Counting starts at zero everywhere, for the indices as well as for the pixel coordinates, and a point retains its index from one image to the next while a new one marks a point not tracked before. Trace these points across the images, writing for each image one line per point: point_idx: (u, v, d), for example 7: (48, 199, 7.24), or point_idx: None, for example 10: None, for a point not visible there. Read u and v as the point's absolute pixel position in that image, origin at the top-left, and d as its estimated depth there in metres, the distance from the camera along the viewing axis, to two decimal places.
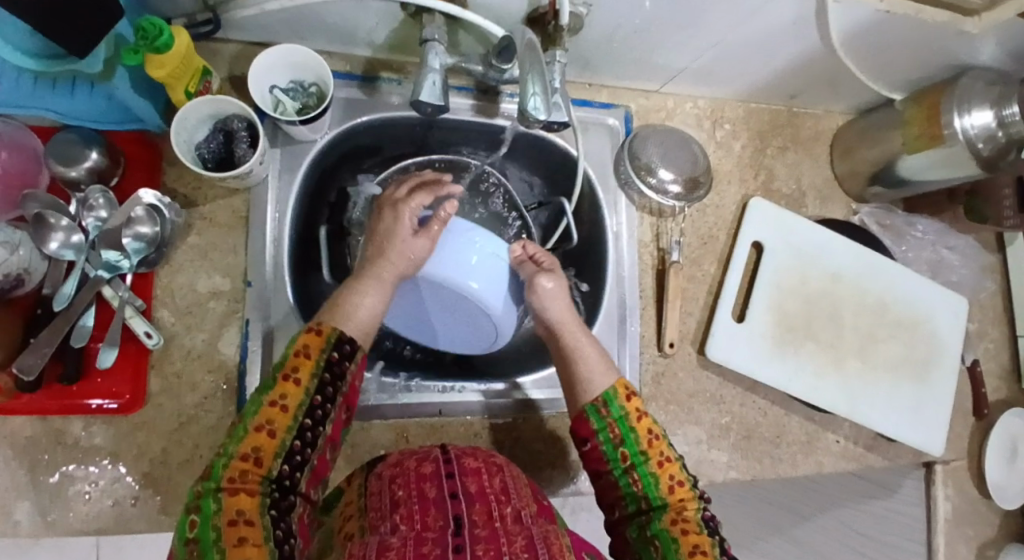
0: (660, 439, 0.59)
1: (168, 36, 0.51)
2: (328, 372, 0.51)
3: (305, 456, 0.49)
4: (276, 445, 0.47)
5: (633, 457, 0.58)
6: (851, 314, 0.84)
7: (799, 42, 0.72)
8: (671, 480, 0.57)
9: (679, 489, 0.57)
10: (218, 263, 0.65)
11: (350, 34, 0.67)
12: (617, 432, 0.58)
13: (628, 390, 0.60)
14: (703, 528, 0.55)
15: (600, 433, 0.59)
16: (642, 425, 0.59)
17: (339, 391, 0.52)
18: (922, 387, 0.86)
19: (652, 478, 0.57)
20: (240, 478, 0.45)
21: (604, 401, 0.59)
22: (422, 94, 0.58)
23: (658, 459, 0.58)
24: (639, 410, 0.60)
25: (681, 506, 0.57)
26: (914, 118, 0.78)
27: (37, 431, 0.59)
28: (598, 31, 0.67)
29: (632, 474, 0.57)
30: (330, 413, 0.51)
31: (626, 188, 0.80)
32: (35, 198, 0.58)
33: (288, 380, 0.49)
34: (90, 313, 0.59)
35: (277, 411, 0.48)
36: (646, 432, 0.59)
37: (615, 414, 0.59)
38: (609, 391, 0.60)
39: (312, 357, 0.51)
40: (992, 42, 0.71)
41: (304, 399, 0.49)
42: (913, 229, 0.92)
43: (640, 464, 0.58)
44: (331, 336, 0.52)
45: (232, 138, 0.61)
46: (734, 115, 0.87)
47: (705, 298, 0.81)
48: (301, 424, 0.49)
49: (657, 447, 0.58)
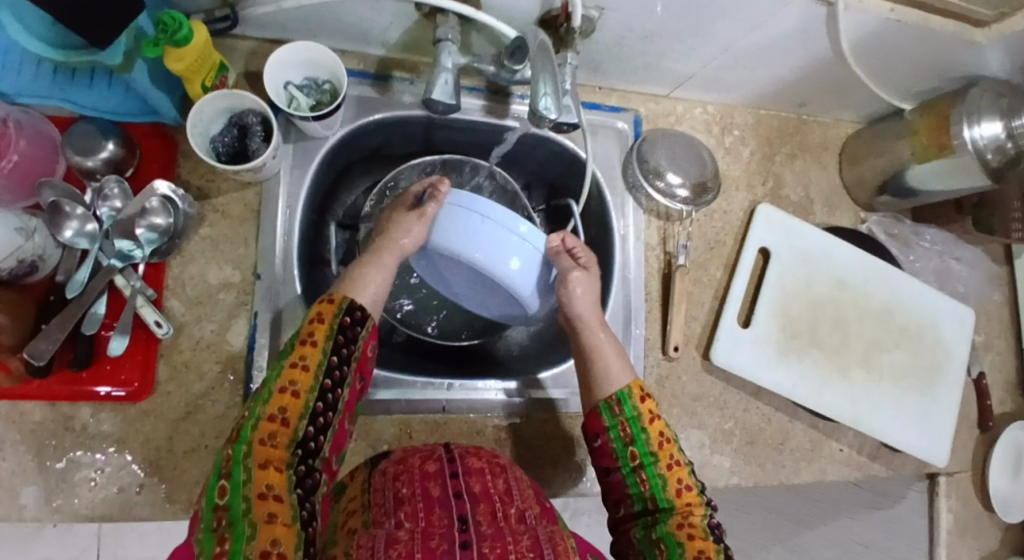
0: (670, 442, 0.60)
1: (187, 30, 0.52)
2: (342, 337, 0.52)
3: (326, 420, 0.50)
4: (302, 405, 0.49)
5: (642, 457, 0.58)
6: (857, 322, 0.84)
7: (810, 50, 0.72)
8: (679, 483, 0.58)
9: (686, 493, 0.58)
10: (229, 255, 0.66)
11: (365, 32, 0.67)
12: (629, 431, 0.59)
13: (642, 391, 0.61)
14: (708, 534, 0.55)
15: (611, 430, 0.59)
16: (654, 427, 0.59)
17: (352, 355, 0.53)
18: (927, 397, 0.86)
19: (660, 480, 0.58)
20: (269, 439, 0.46)
21: (618, 399, 0.60)
22: (434, 93, 0.59)
23: (667, 461, 0.58)
24: (653, 411, 0.60)
25: (688, 511, 0.57)
26: (923, 128, 0.78)
27: (46, 416, 0.60)
28: (609, 35, 0.68)
29: (640, 474, 0.58)
30: (346, 375, 0.52)
31: (634, 191, 0.80)
32: (51, 186, 0.60)
33: (305, 344, 0.51)
34: (102, 301, 0.60)
35: (300, 371, 0.49)
36: (658, 434, 0.59)
37: (628, 413, 0.59)
38: (623, 390, 0.60)
39: (326, 322, 0.52)
40: (1002, 54, 0.72)
41: (323, 359, 0.51)
42: (920, 239, 0.92)
43: (649, 465, 0.58)
44: (342, 303, 0.53)
45: (246, 133, 0.62)
46: (743, 121, 0.87)
47: (710, 303, 0.81)
48: (320, 387, 0.50)
49: (667, 449, 0.59)
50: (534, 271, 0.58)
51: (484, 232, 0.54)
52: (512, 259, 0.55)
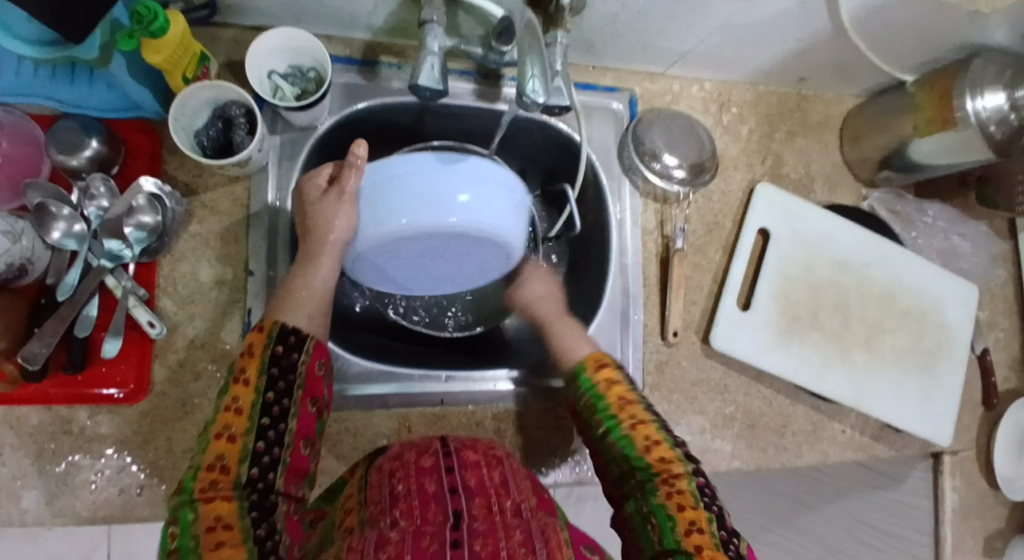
0: (632, 404, 0.58)
1: (162, 21, 0.50)
2: (276, 368, 0.50)
3: (275, 456, 0.49)
4: (240, 449, 0.47)
5: (607, 424, 0.58)
6: (858, 303, 0.83)
7: (808, 25, 0.70)
8: (647, 442, 0.56)
9: (659, 450, 0.56)
10: (219, 251, 0.65)
11: (349, 17, 0.66)
12: (589, 401, 0.59)
13: (599, 361, 0.61)
14: (697, 499, 0.53)
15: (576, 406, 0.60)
16: (614, 392, 0.59)
17: (295, 384, 0.51)
18: (931, 376, 0.85)
19: (632, 446, 0.56)
20: (211, 486, 0.45)
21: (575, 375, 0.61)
22: (421, 78, 0.56)
23: (630, 421, 0.57)
24: (611, 378, 0.60)
25: (670, 475, 0.54)
26: (925, 102, 0.76)
27: (43, 419, 0.60)
28: (601, 14, 0.66)
29: (608, 438, 0.57)
30: (288, 407, 0.50)
31: (631, 174, 0.79)
32: (37, 187, 0.59)
33: (237, 383, 0.49)
34: (95, 302, 0.59)
35: (232, 415, 0.48)
36: (619, 398, 0.58)
37: (586, 385, 0.60)
38: (580, 364, 0.61)
39: (256, 355, 0.50)
40: (1005, 24, 0.70)
41: (257, 398, 0.49)
42: (923, 215, 0.91)
43: (615, 432, 0.57)
44: (274, 330, 0.52)
45: (231, 125, 0.61)
46: (741, 98, 0.85)
47: (710, 286, 0.80)
48: (259, 425, 0.48)
49: (630, 409, 0.58)
50: (504, 210, 0.54)
51: (446, 180, 0.51)
52: (467, 202, 0.52)
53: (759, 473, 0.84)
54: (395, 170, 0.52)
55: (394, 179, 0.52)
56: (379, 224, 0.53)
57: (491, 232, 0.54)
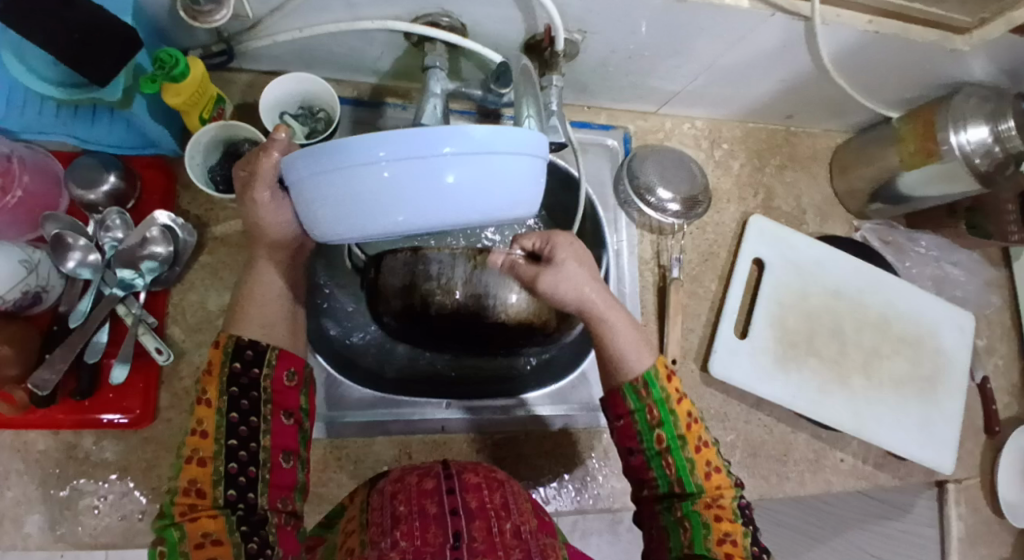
0: (697, 423, 0.58)
1: (184, 65, 0.54)
2: (235, 387, 0.50)
3: (252, 475, 0.49)
4: (211, 473, 0.48)
5: (669, 440, 0.56)
6: (853, 331, 0.84)
7: (791, 65, 0.73)
8: (708, 467, 0.56)
9: (717, 476, 0.56)
10: (228, 281, 0.68)
11: (357, 63, 0.70)
12: (655, 413, 0.57)
13: (669, 371, 0.58)
14: (737, 514, 0.54)
15: (636, 413, 0.57)
16: (682, 409, 0.57)
17: (262, 399, 0.51)
18: (930, 405, 0.85)
19: (690, 468, 0.56)
20: (190, 510, 0.47)
21: (645, 382, 0.57)
22: (424, 118, 0.59)
23: (695, 443, 0.56)
24: (681, 391, 0.58)
25: (719, 493, 0.55)
26: (909, 135, 0.79)
27: (49, 445, 0.61)
28: (594, 56, 0.70)
29: (667, 457, 0.56)
30: (257, 424, 0.50)
31: (626, 207, 0.81)
32: (55, 219, 0.61)
33: (201, 405, 0.50)
34: (105, 329, 0.61)
35: (199, 438, 0.49)
36: (685, 416, 0.57)
37: (656, 396, 0.57)
38: (649, 372, 0.57)
39: (215, 374, 0.51)
40: (986, 59, 0.73)
41: (220, 420, 0.49)
42: (915, 245, 0.92)
43: (676, 449, 0.56)
44: (229, 346, 0.52)
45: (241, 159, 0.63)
46: (731, 134, 0.89)
47: (706, 315, 0.81)
48: (227, 447, 0.49)
49: (695, 431, 0.57)
50: (513, 184, 0.42)
51: (422, 147, 0.37)
52: (455, 185, 0.39)
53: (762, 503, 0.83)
54: (350, 144, 0.37)
55: (358, 156, 0.38)
56: (360, 210, 0.40)
57: (503, 192, 0.42)
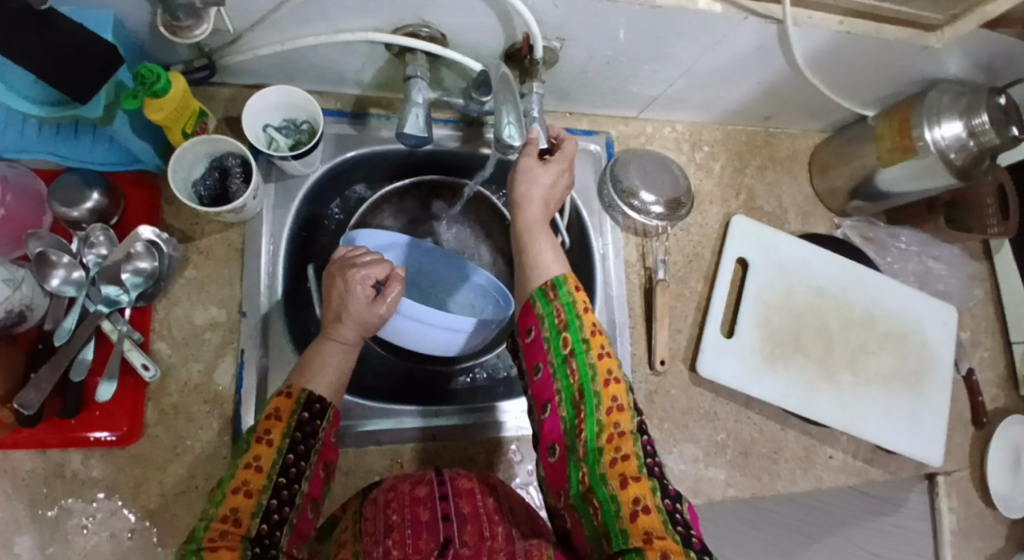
0: (602, 333, 0.55)
1: (165, 82, 0.53)
2: (299, 433, 0.54)
3: (283, 515, 0.51)
4: (253, 505, 0.50)
5: (574, 344, 0.54)
6: (839, 327, 0.85)
7: (768, 67, 0.75)
8: (613, 402, 0.52)
9: (618, 415, 0.51)
10: (214, 295, 0.67)
11: (339, 74, 0.70)
12: (562, 317, 0.55)
13: (576, 284, 0.57)
14: (643, 470, 0.48)
15: (544, 319, 0.55)
16: (587, 316, 0.55)
17: (313, 449, 0.54)
18: (918, 397, 0.86)
19: (591, 391, 0.52)
20: (220, 537, 0.47)
21: (553, 286, 0.56)
22: (406, 126, 0.61)
23: (599, 351, 0.53)
24: (588, 303, 0.56)
25: (619, 441, 0.50)
26: (885, 133, 0.81)
27: (36, 465, 0.60)
28: (574, 63, 0.71)
29: (571, 363, 0.53)
30: (304, 471, 0.53)
31: (611, 211, 0.82)
32: (38, 238, 0.60)
33: (260, 442, 0.52)
34: (90, 346, 0.61)
35: (252, 472, 0.51)
36: (591, 322, 0.55)
37: (563, 299, 0.55)
38: (558, 277, 0.57)
39: (282, 419, 0.53)
40: (957, 55, 0.74)
41: (277, 459, 0.52)
42: (896, 241, 0.93)
43: (580, 353, 0.53)
44: (300, 396, 0.55)
45: (226, 175, 0.64)
46: (711, 137, 0.90)
47: (693, 315, 0.82)
48: (275, 484, 0.51)
49: (599, 337, 0.54)
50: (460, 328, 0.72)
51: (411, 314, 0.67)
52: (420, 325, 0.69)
53: (757, 502, 0.83)
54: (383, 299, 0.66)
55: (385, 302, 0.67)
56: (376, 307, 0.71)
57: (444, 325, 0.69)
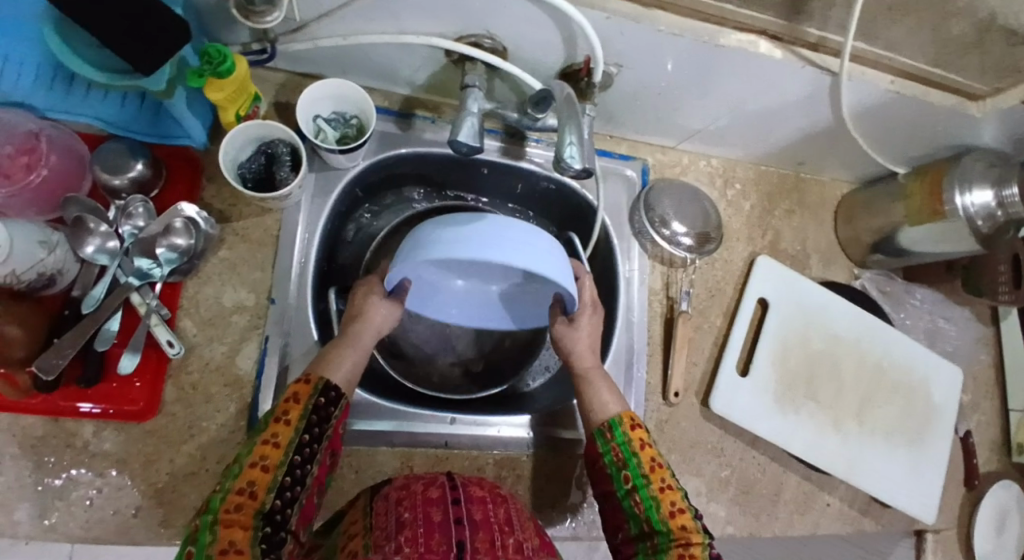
0: (662, 466, 0.59)
1: (231, 63, 0.54)
2: (315, 416, 0.54)
3: (295, 494, 0.51)
4: (269, 480, 0.49)
5: (634, 480, 0.58)
6: (850, 375, 0.86)
7: (813, 115, 0.76)
8: (683, 528, 0.56)
9: (688, 532, 0.55)
10: (245, 279, 0.67)
11: (392, 73, 0.70)
12: (620, 455, 0.60)
13: (634, 420, 0.62)
14: None
15: (604, 455, 0.61)
16: (645, 452, 0.60)
17: (325, 434, 0.54)
18: (918, 453, 0.87)
19: (657, 512, 0.57)
20: (236, 510, 0.46)
21: (609, 426, 0.61)
22: (460, 134, 0.61)
23: (659, 483, 0.58)
24: (644, 438, 0.61)
25: (686, 540, 0.55)
26: (915, 191, 0.83)
27: (47, 430, 0.60)
28: (624, 90, 0.72)
29: (634, 496, 0.58)
30: (316, 454, 0.53)
31: (640, 237, 0.82)
32: (76, 202, 0.60)
33: (279, 421, 0.52)
34: (117, 318, 0.60)
35: (270, 448, 0.50)
36: (649, 458, 0.59)
37: (619, 439, 0.60)
38: (614, 418, 0.62)
39: (300, 402, 0.53)
40: (996, 125, 0.76)
41: (293, 438, 0.52)
42: (911, 297, 0.95)
43: (641, 487, 0.58)
44: (319, 383, 0.55)
45: (274, 161, 0.63)
46: (744, 175, 0.91)
47: (710, 349, 0.82)
48: (290, 462, 0.51)
49: (659, 472, 0.58)
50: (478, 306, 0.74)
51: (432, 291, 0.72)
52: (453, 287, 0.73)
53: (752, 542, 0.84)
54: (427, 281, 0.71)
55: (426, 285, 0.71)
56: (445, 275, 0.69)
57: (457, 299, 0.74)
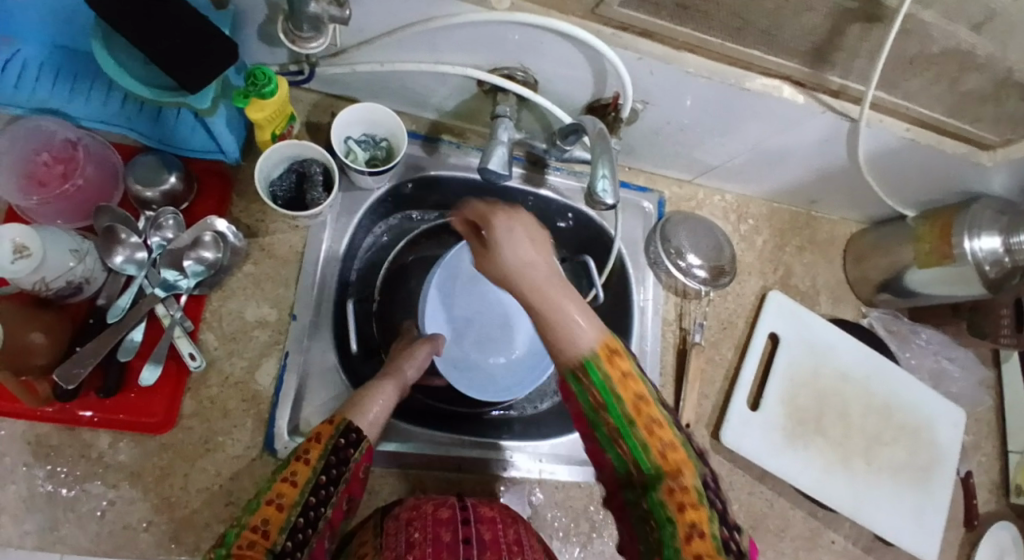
0: (650, 401, 0.44)
1: (275, 85, 0.55)
2: (335, 456, 0.54)
3: (306, 536, 0.50)
4: (283, 519, 0.49)
5: (617, 427, 0.44)
6: (858, 412, 0.87)
7: (830, 157, 0.78)
8: (676, 482, 0.43)
9: (684, 484, 0.43)
10: (268, 294, 0.67)
11: (421, 99, 0.72)
12: (599, 398, 0.43)
13: (613, 349, 0.42)
14: (714, 534, 0.42)
15: (579, 395, 0.44)
16: (630, 389, 0.43)
17: (343, 476, 0.54)
18: (921, 494, 0.88)
19: (653, 470, 0.44)
20: (248, 546, 0.47)
21: (584, 368, 0.42)
22: (490, 162, 0.63)
23: (648, 425, 0.44)
24: (627, 369, 0.43)
25: (691, 517, 0.42)
26: (925, 235, 0.84)
27: (62, 440, 0.59)
28: (648, 124, 0.73)
29: (620, 445, 0.45)
30: (331, 496, 0.53)
31: (655, 267, 0.84)
32: (109, 212, 0.60)
33: (299, 459, 0.52)
34: (141, 328, 0.60)
35: (287, 486, 0.51)
36: (634, 397, 0.43)
37: (598, 381, 0.42)
38: (590, 355, 0.42)
39: (322, 441, 0.54)
40: (1004, 175, 0.78)
41: (311, 477, 0.52)
42: (917, 337, 0.96)
43: (626, 434, 0.44)
44: (341, 424, 0.55)
45: (305, 179, 0.65)
46: (757, 211, 0.93)
47: (722, 383, 0.83)
48: (305, 502, 0.51)
49: (649, 412, 0.44)
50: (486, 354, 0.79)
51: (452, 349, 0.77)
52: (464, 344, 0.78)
53: None
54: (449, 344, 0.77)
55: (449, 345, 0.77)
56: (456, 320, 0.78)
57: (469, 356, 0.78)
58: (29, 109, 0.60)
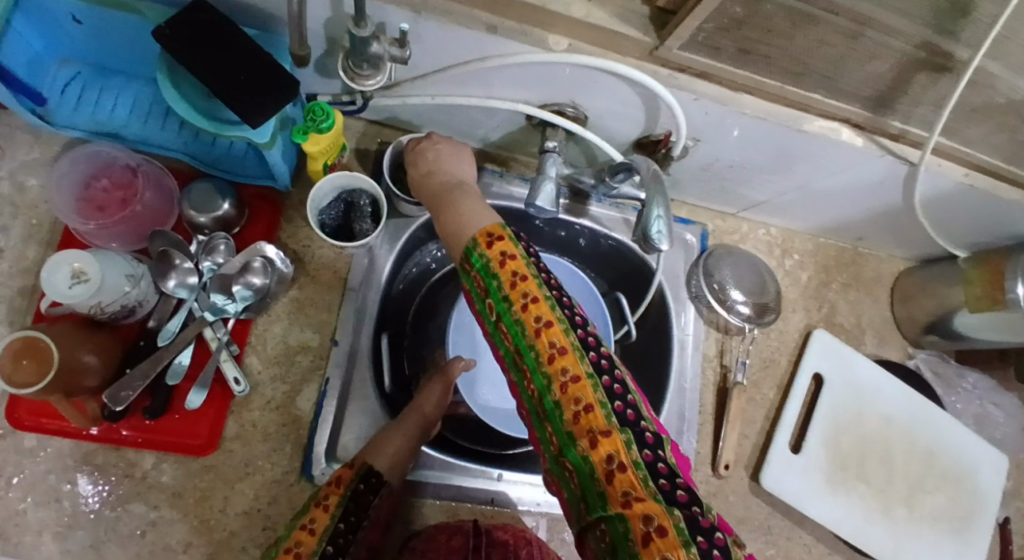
0: (527, 280, 0.44)
1: (331, 121, 0.56)
2: (352, 501, 0.54)
3: None
4: None
5: (498, 309, 0.44)
6: (900, 457, 0.84)
7: (882, 198, 0.76)
8: (565, 375, 0.41)
9: (562, 359, 0.41)
10: (311, 319, 0.68)
11: (467, 129, 0.71)
12: (481, 283, 0.46)
13: (493, 236, 0.46)
14: (611, 420, 0.39)
15: (470, 288, 0.47)
16: (505, 269, 0.44)
17: (361, 522, 0.54)
18: (964, 544, 0.85)
19: (544, 382, 0.42)
20: None
21: (467, 256, 0.47)
22: (539, 199, 0.61)
23: (523, 303, 0.43)
24: (506, 251, 0.45)
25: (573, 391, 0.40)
26: (976, 278, 0.82)
27: (109, 459, 0.60)
28: (696, 161, 0.73)
29: (501, 329, 0.44)
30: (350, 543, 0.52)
31: (696, 301, 0.82)
32: (162, 236, 0.62)
33: (318, 506, 0.52)
34: (188, 351, 0.61)
35: (307, 533, 0.49)
36: (510, 276, 0.44)
37: (478, 263, 0.46)
38: (470, 243, 0.47)
39: (341, 487, 0.54)
40: None
41: (330, 524, 0.51)
42: (963, 381, 0.94)
43: (505, 315, 0.44)
44: (358, 470, 0.56)
45: (353, 209, 0.65)
46: (803, 247, 0.91)
47: (761, 423, 0.81)
48: (324, 550, 0.49)
49: (521, 290, 0.43)
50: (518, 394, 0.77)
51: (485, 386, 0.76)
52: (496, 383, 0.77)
53: None
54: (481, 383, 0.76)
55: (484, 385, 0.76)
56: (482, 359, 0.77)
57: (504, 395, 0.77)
58: (87, 131, 0.61)
